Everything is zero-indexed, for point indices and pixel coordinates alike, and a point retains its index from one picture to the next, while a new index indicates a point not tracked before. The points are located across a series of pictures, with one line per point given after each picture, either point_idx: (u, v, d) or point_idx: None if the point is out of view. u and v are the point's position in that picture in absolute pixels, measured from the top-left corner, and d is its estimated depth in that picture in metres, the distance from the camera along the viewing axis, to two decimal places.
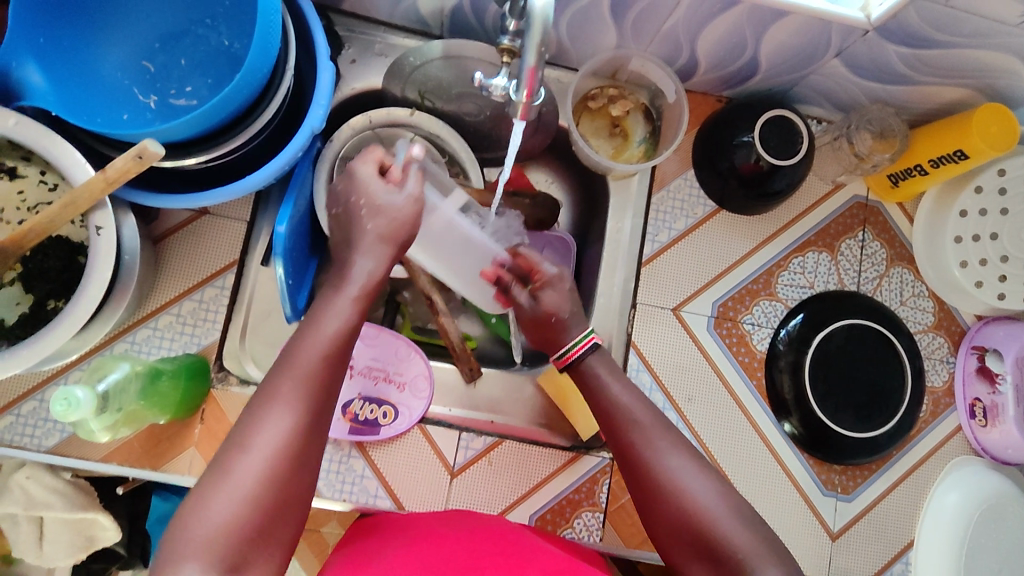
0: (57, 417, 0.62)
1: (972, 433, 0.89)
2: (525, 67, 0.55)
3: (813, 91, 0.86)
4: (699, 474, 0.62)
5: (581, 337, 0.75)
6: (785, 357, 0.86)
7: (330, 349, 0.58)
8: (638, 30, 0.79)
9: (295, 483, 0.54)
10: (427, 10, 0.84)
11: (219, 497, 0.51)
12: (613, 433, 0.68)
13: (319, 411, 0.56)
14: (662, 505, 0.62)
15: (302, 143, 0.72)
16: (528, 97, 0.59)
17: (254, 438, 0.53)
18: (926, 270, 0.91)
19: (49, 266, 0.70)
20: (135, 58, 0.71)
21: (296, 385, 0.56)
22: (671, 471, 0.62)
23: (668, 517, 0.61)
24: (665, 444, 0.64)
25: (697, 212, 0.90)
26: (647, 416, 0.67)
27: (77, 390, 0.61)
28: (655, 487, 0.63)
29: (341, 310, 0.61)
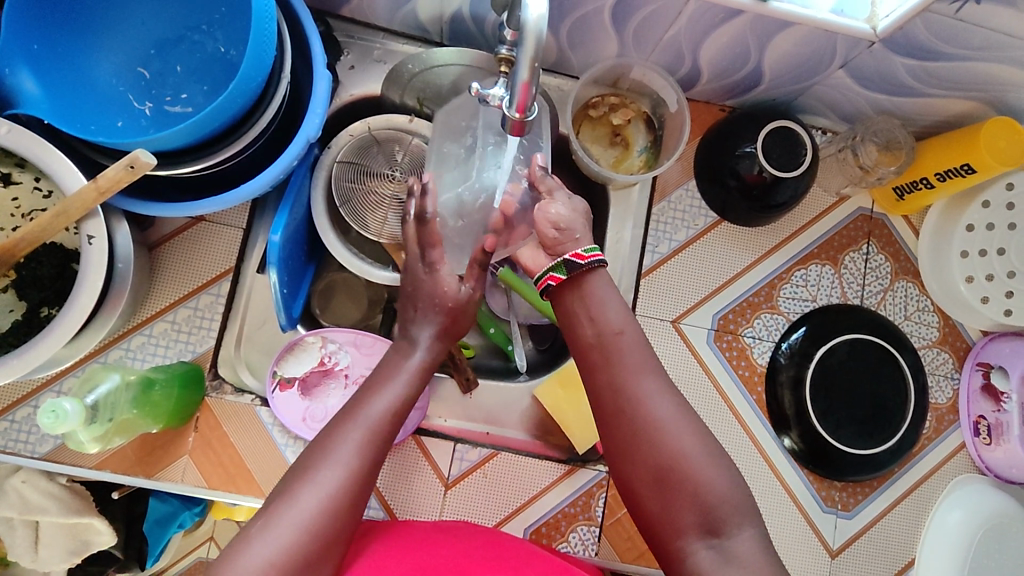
0: (47, 429, 0.62)
1: (975, 451, 0.88)
2: (520, 81, 0.54)
3: (818, 101, 0.84)
4: (686, 432, 0.62)
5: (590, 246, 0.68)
6: (785, 372, 0.85)
7: (391, 407, 0.66)
8: (640, 39, 0.78)
9: (343, 524, 0.58)
10: (426, 17, 0.83)
11: (280, 520, 0.56)
12: (598, 361, 0.65)
13: (373, 462, 0.62)
14: (641, 449, 0.62)
15: (298, 151, 0.71)
16: (520, 114, 0.58)
17: (316, 470, 0.59)
18: (931, 284, 0.89)
19: (43, 273, 0.70)
20: (131, 64, 0.71)
21: (355, 434, 0.62)
22: (659, 418, 0.62)
23: (644, 462, 0.61)
24: (651, 389, 0.63)
25: (698, 223, 0.89)
26: (635, 358, 0.65)
27: (65, 402, 0.61)
28: (636, 432, 0.62)
29: (402, 378, 0.68)
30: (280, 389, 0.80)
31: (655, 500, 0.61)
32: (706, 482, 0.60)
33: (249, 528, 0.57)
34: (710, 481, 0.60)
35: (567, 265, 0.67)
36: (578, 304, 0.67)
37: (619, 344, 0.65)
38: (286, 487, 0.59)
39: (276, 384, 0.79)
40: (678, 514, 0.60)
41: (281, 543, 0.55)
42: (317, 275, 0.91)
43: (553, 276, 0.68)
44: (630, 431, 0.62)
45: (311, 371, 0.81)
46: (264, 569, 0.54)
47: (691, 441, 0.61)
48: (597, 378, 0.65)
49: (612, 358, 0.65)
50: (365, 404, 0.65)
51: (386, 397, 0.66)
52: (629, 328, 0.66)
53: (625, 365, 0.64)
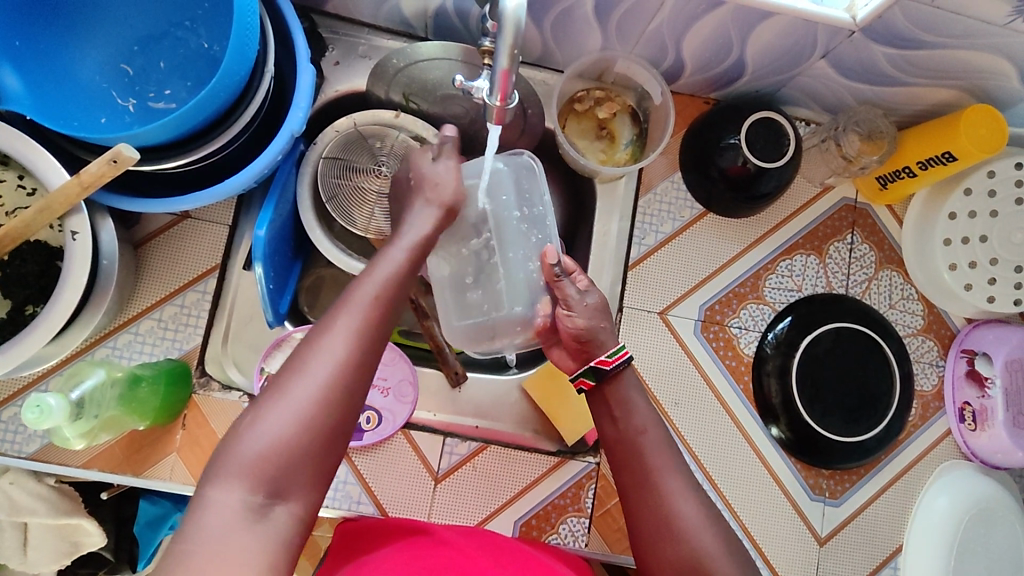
0: (30, 425, 0.61)
1: (961, 437, 0.89)
2: (499, 69, 0.54)
3: (801, 92, 0.85)
4: (700, 513, 0.61)
5: (614, 349, 0.69)
6: (772, 361, 0.86)
7: (390, 288, 0.60)
8: (623, 31, 0.78)
9: (343, 420, 0.54)
10: (411, 11, 0.83)
11: (273, 415, 0.51)
12: (629, 459, 0.65)
13: (371, 347, 0.57)
14: (666, 542, 0.60)
15: (282, 146, 0.72)
16: (501, 102, 0.58)
17: (309, 361, 0.54)
18: (916, 273, 0.90)
19: (27, 271, 0.70)
20: (113, 61, 0.71)
21: (350, 323, 0.56)
22: (685, 514, 0.60)
23: (669, 555, 0.60)
24: (677, 487, 0.62)
25: (684, 215, 0.89)
26: (663, 453, 0.64)
27: (49, 397, 0.61)
28: (664, 530, 0.60)
29: (394, 260, 0.62)
30: None
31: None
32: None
33: (239, 422, 0.52)
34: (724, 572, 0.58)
35: (595, 373, 0.69)
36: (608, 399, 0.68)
37: (644, 445, 0.65)
38: (280, 380, 0.54)
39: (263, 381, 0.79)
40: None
41: (276, 437, 0.51)
42: (304, 271, 0.91)
43: (583, 381, 0.70)
44: (655, 523, 0.61)
45: None
46: (259, 462, 0.50)
47: (712, 535, 0.60)
48: (628, 474, 0.64)
49: (646, 464, 0.63)
50: (360, 285, 0.59)
51: (379, 278, 0.60)
52: (655, 430, 0.66)
53: (648, 462, 0.64)
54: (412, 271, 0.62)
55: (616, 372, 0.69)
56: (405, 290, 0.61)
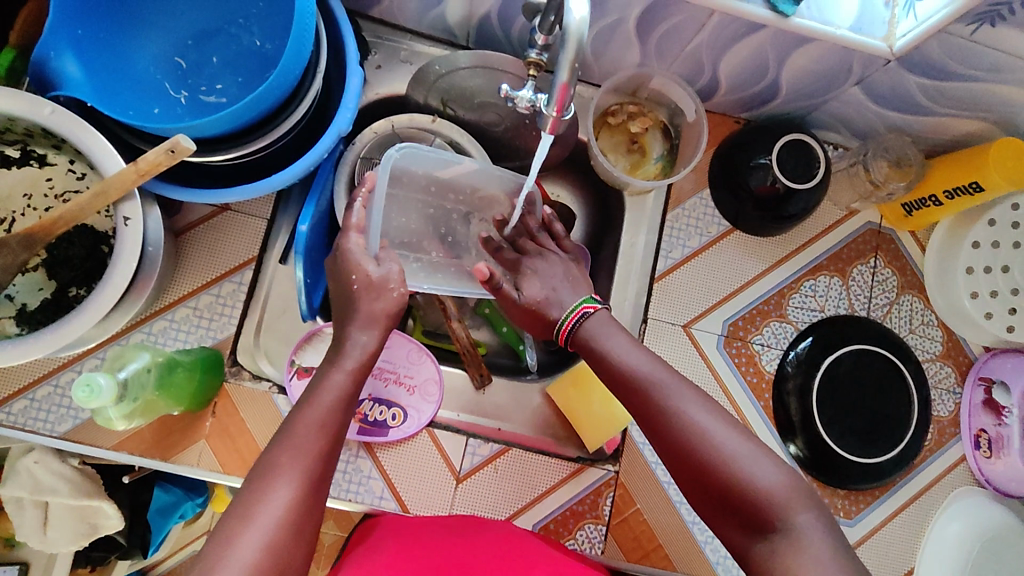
0: (78, 404, 0.62)
1: (975, 464, 0.89)
2: (558, 82, 0.56)
3: (831, 117, 0.87)
4: (723, 428, 0.62)
5: (576, 304, 0.77)
6: (793, 380, 0.87)
7: (346, 391, 0.64)
8: (661, 49, 0.80)
9: (307, 523, 0.56)
10: (455, 20, 0.85)
11: (224, 567, 0.51)
12: (633, 391, 0.68)
13: (330, 451, 0.60)
14: (687, 460, 0.62)
15: (329, 145, 0.73)
16: (558, 113, 0.60)
17: (255, 507, 0.54)
18: (936, 299, 0.91)
19: (73, 253, 0.72)
20: (168, 54, 0.73)
21: (312, 427, 0.60)
22: (695, 425, 0.63)
23: (695, 474, 0.62)
24: (684, 399, 0.65)
25: (712, 231, 0.91)
26: (665, 377, 0.67)
27: (99, 377, 0.62)
28: (684, 452, 0.62)
29: (337, 384, 0.64)
30: (297, 377, 0.81)
31: (716, 505, 0.61)
32: (753, 475, 0.59)
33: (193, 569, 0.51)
34: (752, 471, 0.59)
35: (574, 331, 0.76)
36: (585, 343, 0.74)
37: (640, 375, 0.68)
38: (245, 499, 0.55)
39: (293, 373, 0.81)
40: (744, 525, 0.59)
41: None
42: None
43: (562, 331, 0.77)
44: (672, 441, 0.64)
45: None
46: None
47: (730, 439, 0.61)
48: (635, 407, 0.68)
49: (650, 394, 0.66)
50: (302, 419, 0.60)
51: (320, 406, 0.62)
52: (649, 361, 0.69)
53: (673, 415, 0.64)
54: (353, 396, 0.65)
55: (577, 324, 0.76)
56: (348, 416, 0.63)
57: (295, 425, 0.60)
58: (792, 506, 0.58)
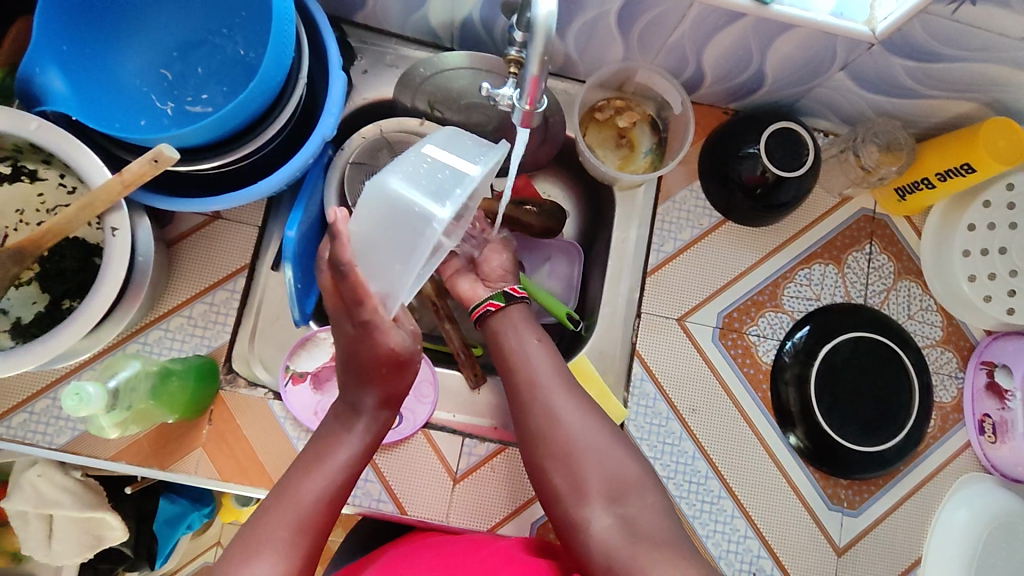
0: (70, 413, 0.62)
1: (981, 450, 0.88)
2: (529, 76, 0.56)
3: (819, 104, 0.86)
4: (594, 424, 0.68)
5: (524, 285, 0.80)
6: (790, 369, 0.86)
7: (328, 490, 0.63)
8: (644, 42, 0.80)
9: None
10: (438, 22, 0.85)
11: None
12: (514, 366, 0.73)
13: (323, 522, 0.62)
14: (549, 441, 0.67)
15: (313, 150, 0.74)
16: (530, 105, 0.60)
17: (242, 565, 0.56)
18: (934, 284, 0.90)
19: (66, 266, 0.72)
20: (153, 66, 0.73)
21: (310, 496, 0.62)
22: (558, 404, 0.69)
23: (548, 443, 0.67)
24: (554, 379, 0.71)
25: (703, 223, 0.90)
26: (545, 358, 0.73)
27: (89, 386, 0.62)
28: (545, 423, 0.68)
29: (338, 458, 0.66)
30: (292, 382, 0.82)
31: (562, 475, 0.65)
32: (607, 454, 0.65)
33: None
34: (611, 451, 0.66)
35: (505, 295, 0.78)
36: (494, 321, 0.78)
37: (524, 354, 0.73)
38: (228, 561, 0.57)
39: (288, 379, 0.81)
40: (581, 497, 0.64)
41: None
42: None
43: (492, 302, 0.78)
44: (543, 425, 0.68)
45: (323, 366, 0.83)
46: None
47: (592, 421, 0.68)
48: (512, 382, 0.73)
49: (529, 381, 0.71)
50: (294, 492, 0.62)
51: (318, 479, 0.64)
52: (540, 341, 0.75)
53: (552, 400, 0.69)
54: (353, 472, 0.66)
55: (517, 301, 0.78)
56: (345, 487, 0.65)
57: (289, 495, 0.62)
58: (645, 489, 0.64)
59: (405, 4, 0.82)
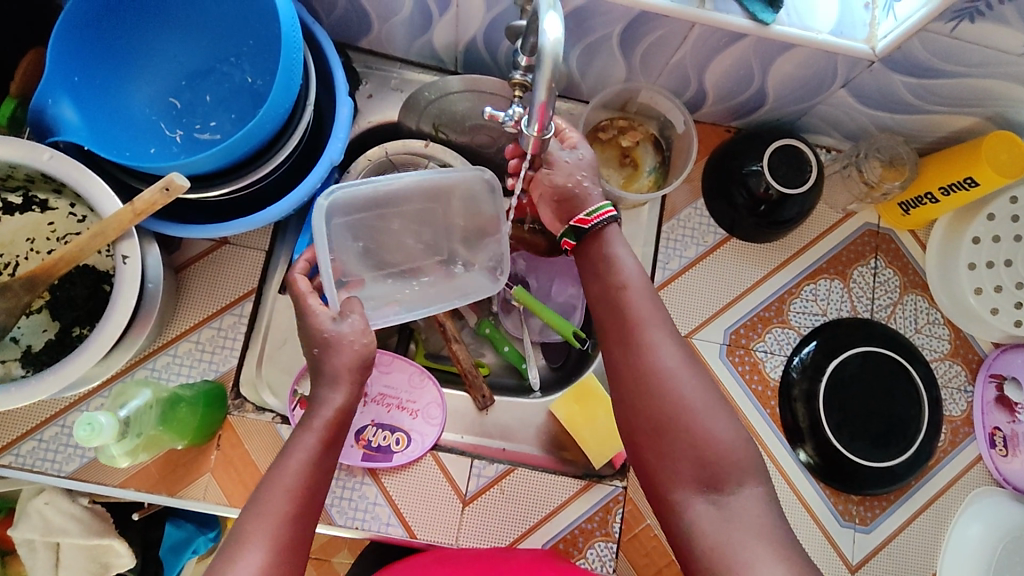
0: (81, 443, 0.62)
1: (992, 463, 0.87)
2: (536, 101, 0.57)
3: (821, 121, 0.87)
4: (693, 383, 0.63)
5: (595, 209, 0.71)
6: (799, 386, 0.86)
7: (306, 476, 0.60)
8: (646, 63, 0.81)
9: None
10: (441, 47, 0.87)
11: None
12: (610, 312, 0.67)
13: (302, 514, 0.59)
14: (648, 398, 0.63)
15: (321, 174, 0.75)
16: (539, 131, 0.60)
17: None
18: (941, 297, 0.90)
19: (76, 293, 0.73)
20: (162, 95, 0.74)
21: (280, 490, 0.59)
22: (660, 363, 0.63)
23: (644, 409, 0.63)
24: (660, 338, 0.65)
25: (708, 240, 0.90)
26: (645, 308, 0.66)
27: (101, 416, 0.62)
28: (641, 385, 0.64)
29: (306, 445, 0.62)
30: (300, 407, 0.82)
31: (652, 444, 0.63)
32: (704, 427, 0.61)
33: None
34: (707, 428, 0.61)
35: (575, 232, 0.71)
36: (594, 254, 0.70)
37: (627, 299, 0.67)
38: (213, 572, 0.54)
39: (296, 404, 0.82)
40: (672, 462, 0.62)
41: None
42: None
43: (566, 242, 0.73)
44: (641, 383, 0.64)
45: None
46: None
47: (692, 390, 0.62)
48: (608, 331, 0.68)
49: (624, 327, 0.66)
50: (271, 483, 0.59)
51: (289, 470, 0.60)
52: (640, 283, 0.68)
53: (650, 354, 0.64)
54: (325, 457, 0.62)
55: (596, 232, 0.70)
56: (322, 472, 0.62)
57: (266, 489, 0.59)
58: (743, 472, 0.60)
59: (410, 28, 0.83)
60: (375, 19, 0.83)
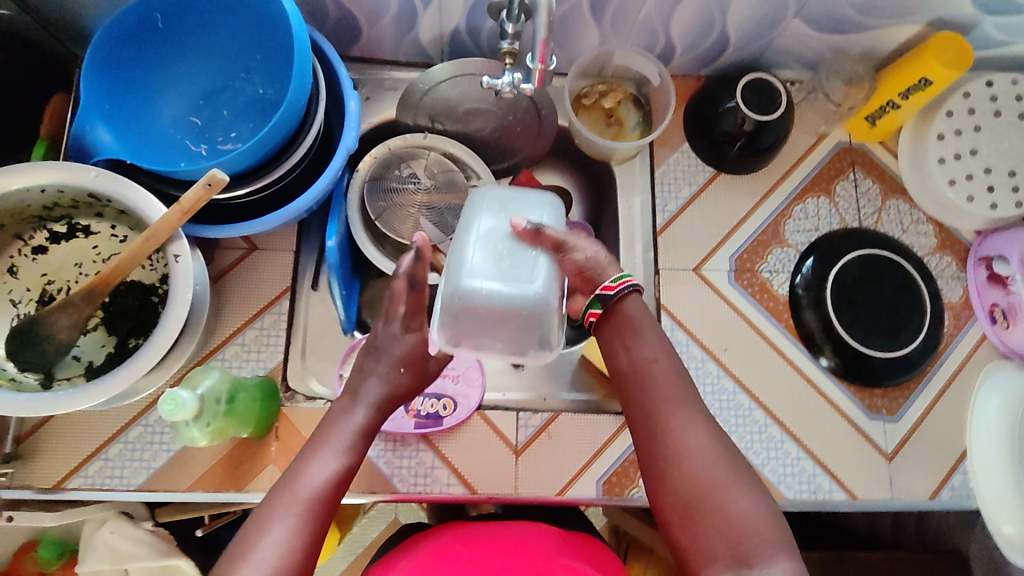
0: (165, 419, 0.67)
1: (997, 338, 0.93)
2: (539, 39, 0.67)
3: (782, 54, 0.95)
4: (713, 453, 0.61)
5: (617, 276, 0.67)
6: (806, 297, 0.92)
7: (333, 471, 0.62)
8: (616, 24, 0.89)
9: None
10: (428, 41, 0.94)
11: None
12: (635, 395, 0.66)
13: (330, 503, 0.60)
14: (673, 475, 0.61)
15: (340, 164, 0.81)
16: (542, 65, 0.70)
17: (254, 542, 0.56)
18: (920, 197, 0.97)
19: (128, 305, 0.77)
20: (184, 115, 0.80)
21: (321, 462, 0.62)
22: (690, 445, 0.61)
23: (676, 485, 0.60)
24: (686, 419, 0.62)
25: (699, 179, 0.97)
26: (670, 390, 0.65)
27: (183, 391, 0.67)
28: (669, 463, 0.61)
29: (341, 441, 0.65)
30: None
31: (685, 525, 0.59)
32: (734, 504, 0.58)
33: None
34: (736, 502, 0.58)
35: (601, 300, 0.67)
36: (608, 339, 0.69)
37: (647, 377, 0.65)
38: (241, 543, 0.56)
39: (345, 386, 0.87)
40: (706, 547, 0.57)
41: None
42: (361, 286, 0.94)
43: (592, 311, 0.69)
44: (664, 461, 0.61)
45: None
46: None
47: (721, 470, 0.60)
48: (632, 415, 0.66)
49: (646, 403, 0.64)
50: (305, 471, 0.61)
51: (340, 436, 0.65)
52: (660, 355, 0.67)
53: (672, 424, 0.62)
54: (354, 455, 0.65)
55: (622, 297, 0.67)
56: (351, 466, 0.64)
57: (303, 465, 0.62)
58: (772, 542, 0.56)
59: (397, 27, 0.91)
60: (365, 23, 0.90)
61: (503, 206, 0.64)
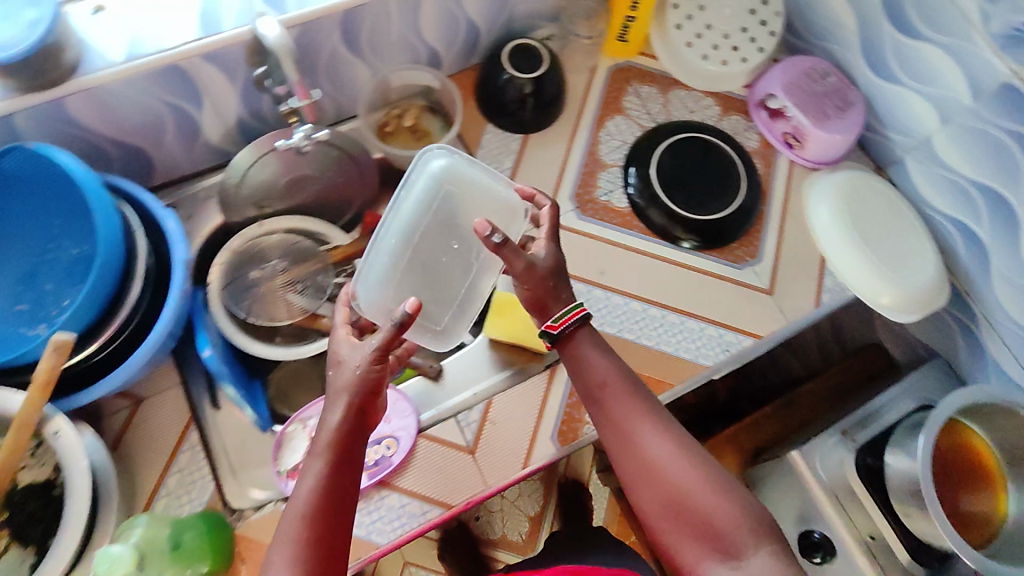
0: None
1: (800, 157, 1.07)
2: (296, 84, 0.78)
3: (527, 18, 1.06)
4: (676, 456, 0.66)
5: (567, 311, 0.71)
6: (644, 199, 1.02)
7: (321, 497, 0.60)
8: (376, 51, 0.97)
9: None
10: (219, 139, 0.97)
11: None
12: (600, 413, 0.70)
13: (319, 536, 0.59)
14: (648, 480, 0.66)
15: (183, 276, 0.82)
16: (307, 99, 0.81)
17: None
18: (691, 80, 1.10)
19: (32, 508, 0.74)
20: (10, 307, 0.79)
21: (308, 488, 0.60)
22: (660, 459, 0.66)
23: (651, 491, 0.66)
24: (649, 433, 0.67)
25: (513, 147, 1.06)
26: (630, 404, 0.69)
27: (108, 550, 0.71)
28: (647, 473, 0.66)
29: (318, 462, 0.62)
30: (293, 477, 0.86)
31: (666, 527, 0.65)
32: (709, 506, 0.64)
33: None
34: (709, 504, 0.64)
35: (550, 336, 0.72)
36: (570, 357, 0.72)
37: (608, 395, 0.70)
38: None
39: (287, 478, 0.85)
40: (688, 545, 0.64)
41: None
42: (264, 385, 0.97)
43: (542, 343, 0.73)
44: (641, 472, 0.67)
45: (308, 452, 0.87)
46: None
47: (686, 472, 0.65)
48: (602, 427, 0.70)
49: (615, 418, 0.69)
50: (297, 496, 0.60)
51: (326, 434, 0.63)
52: (619, 374, 0.70)
53: (640, 435, 0.67)
54: (342, 476, 0.61)
55: (568, 334, 0.71)
56: (344, 486, 0.61)
57: (296, 496, 0.61)
58: (746, 531, 0.63)
59: (184, 138, 0.94)
60: (151, 149, 0.92)
61: (452, 206, 0.74)
